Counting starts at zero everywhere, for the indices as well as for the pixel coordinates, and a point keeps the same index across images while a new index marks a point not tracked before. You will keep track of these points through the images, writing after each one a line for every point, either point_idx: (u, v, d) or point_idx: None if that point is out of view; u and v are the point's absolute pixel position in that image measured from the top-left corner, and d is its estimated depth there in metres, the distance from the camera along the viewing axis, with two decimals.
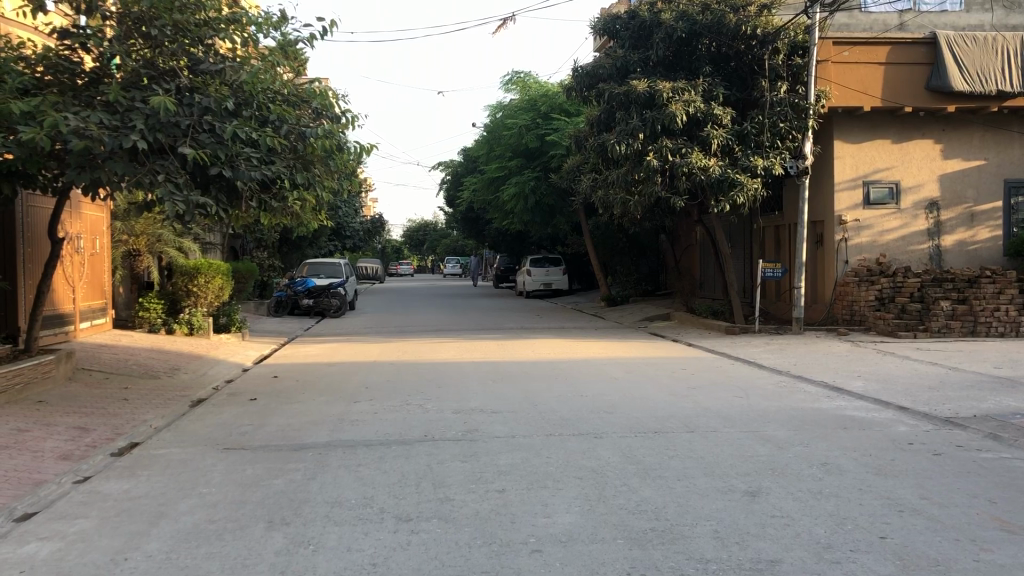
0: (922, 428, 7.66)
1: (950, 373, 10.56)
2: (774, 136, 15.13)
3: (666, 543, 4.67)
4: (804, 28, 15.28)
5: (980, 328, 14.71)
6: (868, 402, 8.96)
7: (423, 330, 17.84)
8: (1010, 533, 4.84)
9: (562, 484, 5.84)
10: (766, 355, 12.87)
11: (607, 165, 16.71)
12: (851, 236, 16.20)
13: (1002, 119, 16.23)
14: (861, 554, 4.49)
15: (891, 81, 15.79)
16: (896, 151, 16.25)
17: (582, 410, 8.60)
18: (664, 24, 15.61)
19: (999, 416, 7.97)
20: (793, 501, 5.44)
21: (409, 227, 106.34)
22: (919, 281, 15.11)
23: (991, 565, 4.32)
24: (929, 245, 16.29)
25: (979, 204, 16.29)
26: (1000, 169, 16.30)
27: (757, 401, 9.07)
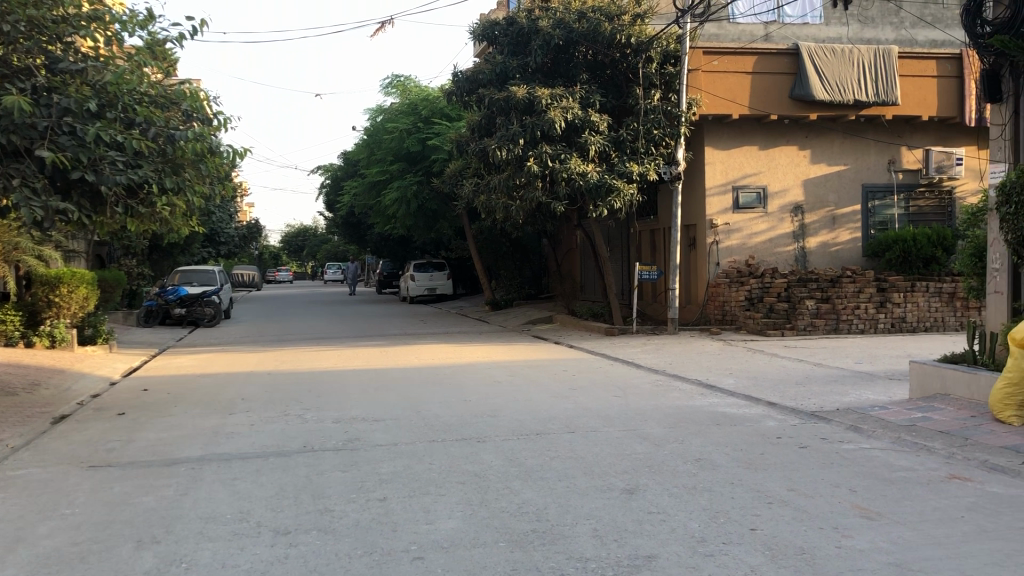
0: (789, 422, 8.01)
1: (815, 369, 11.08)
2: (649, 143, 15.54)
3: (547, 544, 4.72)
4: (675, 37, 15.75)
5: (842, 325, 15.54)
6: (739, 398, 9.31)
7: (303, 338, 17.47)
8: (869, 519, 5.12)
9: (444, 490, 5.83)
10: (645, 355, 13.21)
11: (488, 170, 16.77)
12: (721, 239, 16.77)
13: (859, 127, 17.18)
14: (733, 546, 4.65)
15: (756, 90, 16.44)
16: (763, 157, 16.94)
17: (466, 414, 8.61)
18: (541, 31, 15.80)
19: (859, 408, 8.42)
20: (669, 497, 5.59)
21: (288, 233, 104.04)
22: (785, 282, 15.89)
23: (852, 550, 4.56)
24: (795, 246, 17.10)
25: (839, 207, 17.24)
26: (858, 175, 17.26)
27: (635, 401, 9.28)
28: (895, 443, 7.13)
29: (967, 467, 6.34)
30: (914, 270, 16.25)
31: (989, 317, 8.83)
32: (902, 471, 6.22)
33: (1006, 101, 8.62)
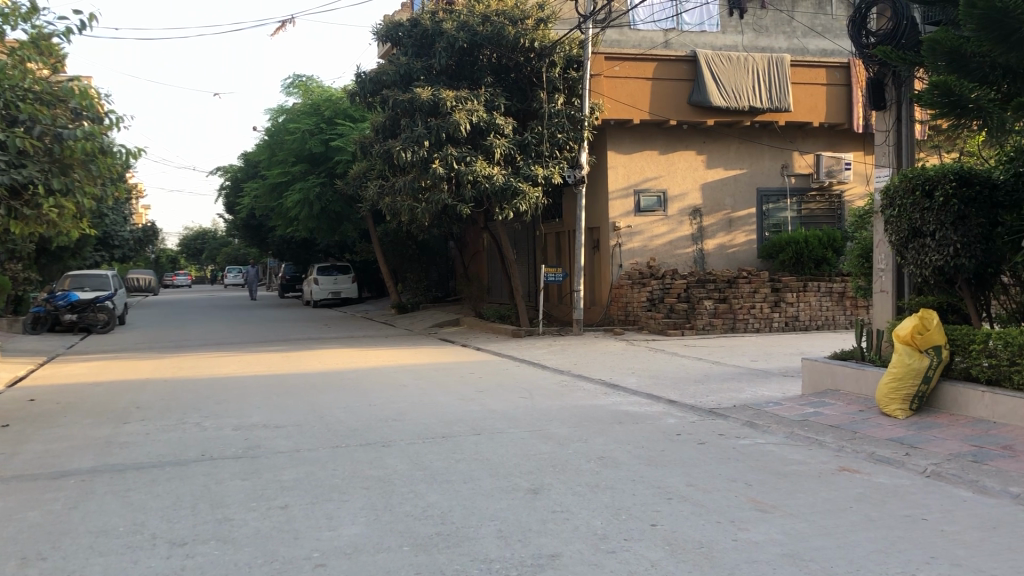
0: (688, 419, 8.22)
1: (713, 367, 11.39)
2: (553, 146, 15.71)
3: (451, 546, 4.71)
4: (578, 42, 15.99)
5: (738, 324, 16.05)
6: (641, 397, 9.49)
7: (203, 344, 17.00)
8: (764, 511, 5.29)
9: (348, 496, 5.75)
10: (549, 356, 13.33)
11: (393, 171, 16.63)
12: (623, 241, 17.05)
13: (754, 132, 17.75)
14: (635, 542, 4.74)
15: (657, 96, 16.77)
16: (663, 162, 17.31)
17: (370, 419, 8.52)
18: (445, 33, 15.76)
19: (755, 404, 8.70)
20: (572, 495, 5.66)
21: (186, 236, 100.99)
22: (684, 283, 16.28)
23: (748, 543, 4.71)
24: (694, 249, 17.53)
25: (735, 210, 17.77)
26: (753, 179, 17.84)
27: (540, 401, 9.36)
28: (789, 438, 7.39)
29: (855, 459, 6.62)
30: (806, 271, 16.87)
31: (875, 314, 9.24)
32: (794, 465, 6.44)
33: (889, 109, 9.03)
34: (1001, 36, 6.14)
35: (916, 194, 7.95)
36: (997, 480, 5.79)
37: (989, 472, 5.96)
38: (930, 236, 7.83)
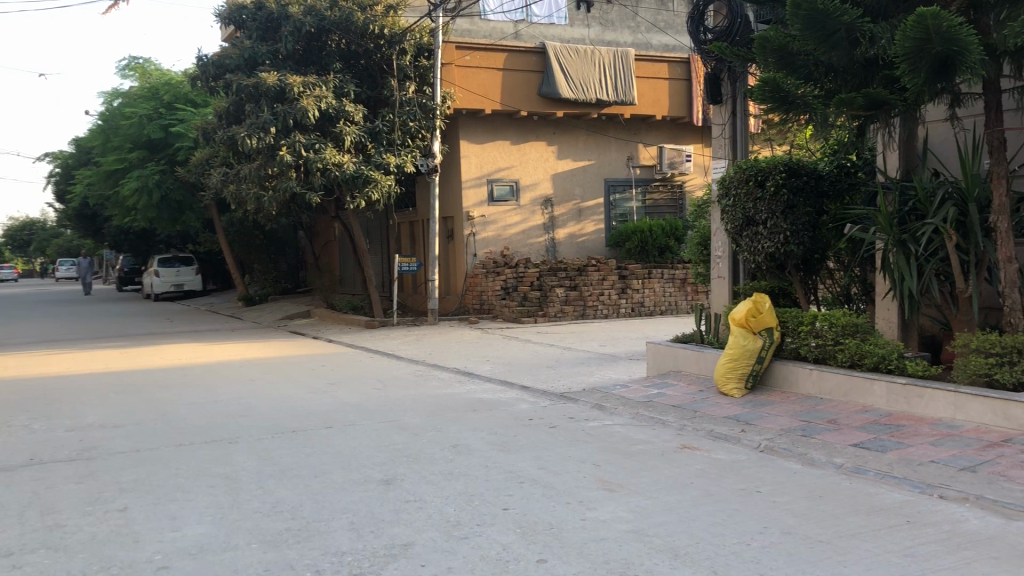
0: (540, 404, 8.38)
1: (564, 353, 11.66)
2: (404, 134, 15.62)
3: (302, 541, 4.62)
4: (428, 31, 15.98)
5: (588, 310, 16.55)
6: (494, 384, 9.60)
7: (31, 342, 15.91)
8: (611, 491, 5.47)
9: (192, 495, 5.54)
10: (403, 346, 13.27)
11: (238, 159, 16.04)
12: (477, 231, 17.12)
13: (601, 124, 18.22)
14: (486, 527, 4.79)
15: (507, 86, 16.89)
16: (514, 151, 17.48)
17: (215, 415, 8.23)
18: (291, 17, 15.29)
19: (603, 388, 8.97)
20: (425, 484, 5.67)
21: (11, 227, 94.22)
22: (537, 271, 16.53)
23: (595, 522, 4.85)
24: (545, 238, 17.84)
25: (585, 200, 18.21)
26: (601, 170, 18.32)
27: (394, 391, 9.32)
28: (635, 418, 7.66)
29: (695, 437, 6.94)
30: (651, 258, 17.45)
31: (713, 298, 9.69)
32: (640, 444, 6.68)
33: (725, 103, 9.45)
34: (823, 36, 6.55)
35: (749, 184, 8.37)
36: (823, 452, 6.20)
37: (816, 444, 6.38)
38: (762, 224, 8.26)
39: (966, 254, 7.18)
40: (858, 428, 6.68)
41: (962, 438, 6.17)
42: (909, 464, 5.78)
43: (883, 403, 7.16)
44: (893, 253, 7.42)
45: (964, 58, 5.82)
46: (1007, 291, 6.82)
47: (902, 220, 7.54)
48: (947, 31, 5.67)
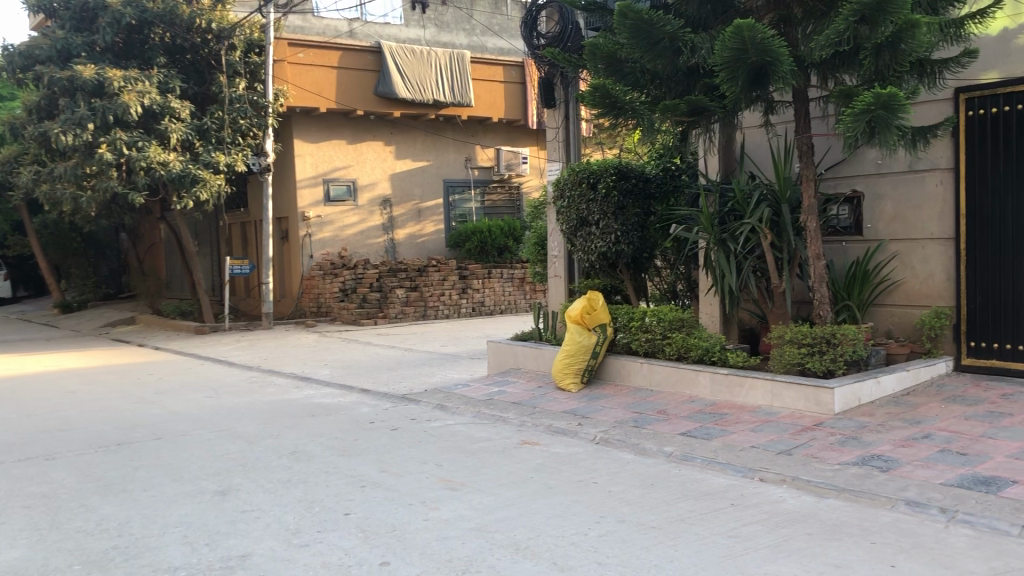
0: (381, 407, 8.32)
1: (404, 354, 11.62)
2: (235, 133, 15.11)
3: (130, 559, 4.39)
4: (259, 27, 15.56)
5: (429, 311, 16.53)
6: (333, 388, 9.44)
7: None
8: (453, 489, 5.50)
9: (5, 518, 5.15)
10: (237, 352, 12.81)
11: (50, 156, 14.99)
12: (313, 231, 16.78)
13: (438, 125, 18.28)
14: (328, 533, 4.72)
15: (342, 85, 16.63)
16: (350, 151, 17.25)
17: (29, 431, 7.66)
18: (109, 7, 14.43)
19: (445, 387, 9.00)
20: (262, 493, 5.51)
21: None
22: (376, 273, 16.38)
23: (438, 521, 4.88)
24: (384, 238, 17.69)
25: (423, 200, 18.22)
26: (439, 170, 18.39)
27: (228, 399, 9.00)
28: (476, 417, 7.75)
29: (534, 432, 7.09)
30: (490, 258, 17.72)
31: (550, 297, 9.91)
32: (480, 442, 6.76)
33: (559, 107, 9.70)
34: (648, 45, 6.85)
35: (582, 187, 8.63)
36: (655, 441, 6.48)
37: (647, 434, 6.66)
38: (595, 224, 8.54)
39: (780, 252, 7.72)
40: (686, 417, 7.03)
41: (779, 424, 6.61)
42: (732, 449, 6.14)
43: (708, 393, 7.57)
44: (715, 251, 7.86)
45: (776, 68, 6.24)
46: (816, 285, 7.37)
47: (723, 220, 8.00)
48: (761, 43, 6.06)
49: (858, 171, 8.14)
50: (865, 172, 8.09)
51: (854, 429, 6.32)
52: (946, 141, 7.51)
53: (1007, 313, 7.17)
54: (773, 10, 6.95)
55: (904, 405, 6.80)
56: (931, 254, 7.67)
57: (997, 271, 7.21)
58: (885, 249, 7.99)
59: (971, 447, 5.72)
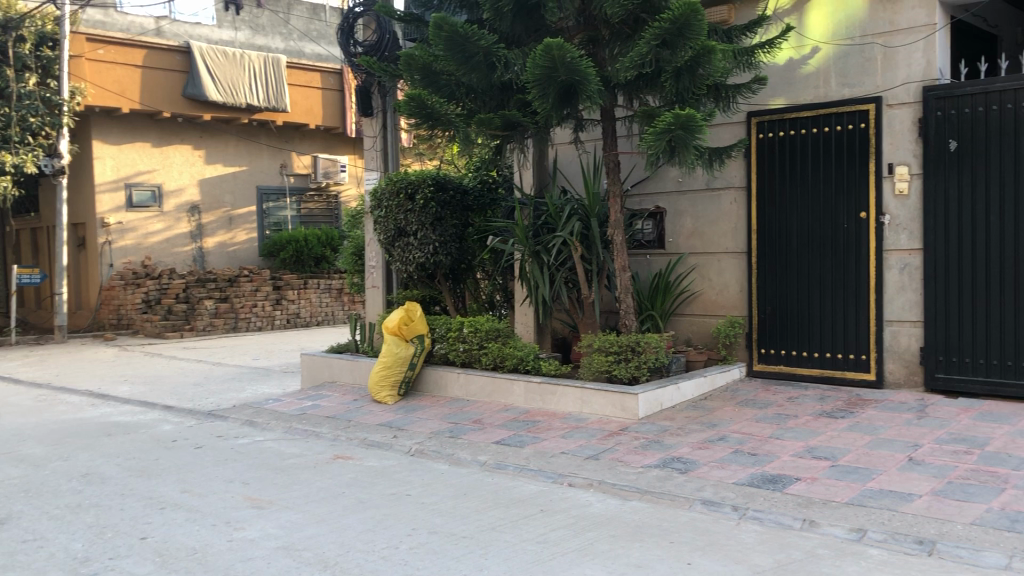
0: (185, 424, 7.92)
1: (213, 368, 11.13)
2: (23, 131, 14.00)
3: None
4: (52, 19, 14.49)
5: (240, 323, 15.88)
6: (133, 405, 8.90)
7: None
8: (260, 508, 5.31)
9: None
10: (24, 368, 11.80)
11: None
12: (113, 239, 15.81)
13: (252, 130, 17.72)
14: (121, 560, 4.43)
15: (147, 85, 15.77)
16: (156, 154, 16.37)
17: None
18: None
19: (255, 402, 8.69)
20: (47, 520, 5.10)
21: None
22: (183, 283, 15.56)
23: (243, 541, 4.69)
24: (192, 247, 16.91)
25: (235, 208, 17.57)
26: (253, 177, 17.81)
27: (12, 420, 8.28)
28: (288, 433, 7.52)
29: (348, 446, 6.98)
30: (306, 268, 17.25)
31: (368, 309, 9.78)
32: (291, 458, 6.57)
33: (376, 116, 9.61)
34: (463, 58, 6.93)
35: (400, 197, 8.58)
36: (469, 451, 6.53)
37: (462, 444, 6.70)
38: (412, 235, 8.49)
39: (589, 264, 7.99)
40: (500, 426, 7.13)
41: (588, 430, 6.82)
42: (544, 456, 6.28)
43: (522, 401, 7.71)
44: (530, 263, 8.03)
45: (585, 87, 6.48)
46: (622, 296, 7.68)
47: (536, 233, 8.18)
48: (571, 62, 6.27)
49: (660, 188, 8.59)
50: (668, 190, 8.54)
51: (657, 433, 6.62)
52: (739, 162, 8.04)
53: (793, 321, 7.74)
54: (582, 31, 7.22)
55: (702, 409, 7.20)
56: (726, 267, 8.18)
57: (783, 283, 7.77)
58: (685, 262, 8.45)
59: (761, 447, 6.12)
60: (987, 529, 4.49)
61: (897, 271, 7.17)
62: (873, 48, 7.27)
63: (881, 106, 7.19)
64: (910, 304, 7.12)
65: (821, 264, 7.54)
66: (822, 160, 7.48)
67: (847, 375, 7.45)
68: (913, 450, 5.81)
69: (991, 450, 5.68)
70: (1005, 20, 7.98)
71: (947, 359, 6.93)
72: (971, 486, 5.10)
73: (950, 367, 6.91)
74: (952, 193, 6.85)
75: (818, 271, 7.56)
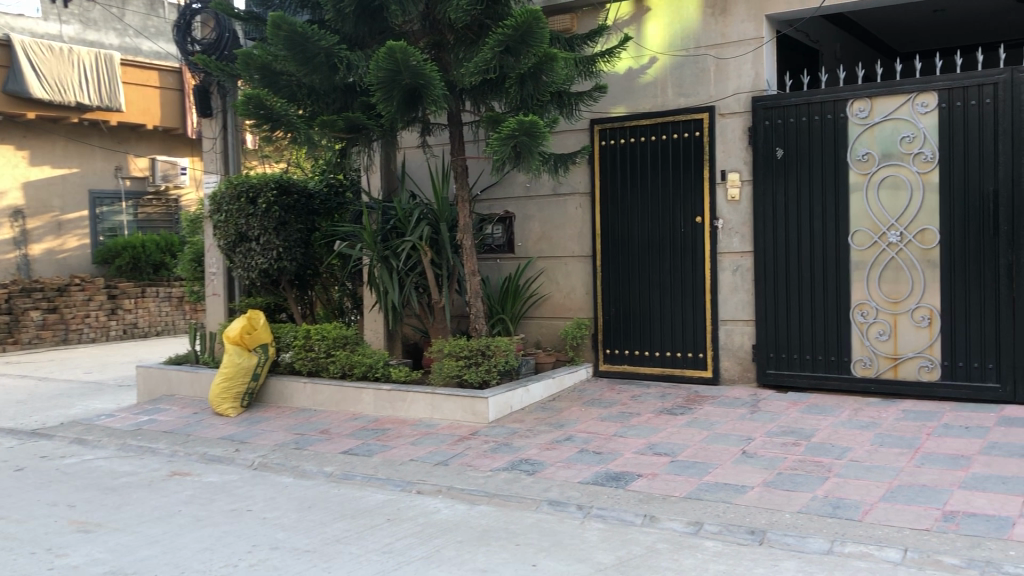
0: (5, 445, 7.36)
1: (38, 384, 10.41)
2: None
3: None
4: None
5: (70, 335, 15.01)
6: None
7: None
8: (86, 532, 4.98)
9: None
10: None
11: None
12: None
13: (82, 130, 16.76)
14: None
15: None
16: None
17: None
18: None
19: (85, 419, 8.17)
20: None
21: None
22: (5, 293, 14.32)
23: (66, 569, 4.38)
24: (16, 254, 15.75)
25: (65, 213, 16.49)
26: (84, 180, 16.82)
27: None
28: (121, 450, 7.11)
29: (187, 462, 6.67)
30: (144, 276, 16.41)
31: (208, 317, 9.40)
32: (123, 478, 6.21)
33: (215, 117, 9.27)
34: (304, 58, 6.78)
35: (241, 201, 8.23)
36: (315, 462, 6.36)
37: (307, 455, 6.52)
38: (254, 240, 8.20)
39: (439, 268, 7.96)
40: (348, 435, 6.99)
41: (437, 436, 6.79)
42: (392, 465, 6.19)
43: (371, 409, 7.60)
44: (378, 268, 7.91)
45: (429, 92, 6.45)
46: (472, 300, 7.70)
47: (385, 237, 8.09)
48: (415, 66, 6.24)
49: (508, 194, 8.67)
50: (516, 195, 8.63)
51: (506, 435, 6.66)
52: (582, 167, 8.21)
53: (635, 323, 7.97)
54: (427, 35, 7.17)
55: (550, 410, 7.30)
56: (573, 270, 8.34)
57: (626, 285, 7.99)
58: (533, 266, 8.56)
59: (605, 446, 6.26)
60: (812, 516, 4.74)
61: (730, 272, 7.50)
62: (706, 60, 7.57)
63: (714, 115, 7.51)
64: (742, 304, 7.47)
65: (661, 267, 7.79)
66: (662, 166, 7.74)
67: (686, 373, 7.73)
68: (747, 443, 6.08)
69: (817, 441, 6.02)
70: (825, 36, 8.50)
71: (777, 355, 7.31)
72: (798, 476, 5.38)
73: (780, 363, 7.29)
74: (779, 199, 7.23)
75: (658, 273, 7.82)
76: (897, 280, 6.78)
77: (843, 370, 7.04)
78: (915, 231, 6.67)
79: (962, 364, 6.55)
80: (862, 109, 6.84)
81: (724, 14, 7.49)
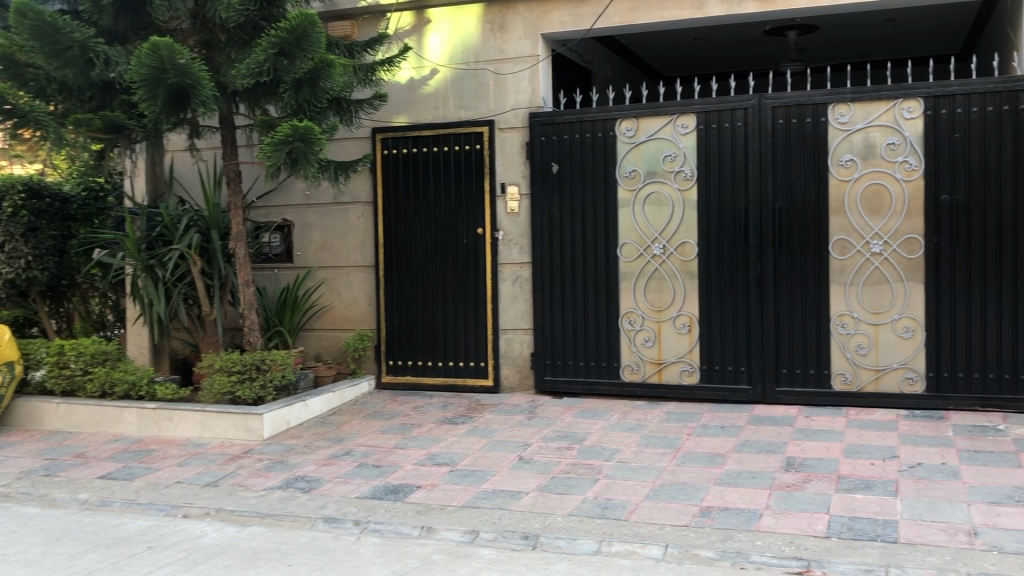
0: None
1: None
2: None
3: None
4: None
5: None
6: None
7: None
8: None
9: None
10: None
11: None
12: None
13: None
14: None
15: None
16: None
17: None
18: None
19: None
20: None
21: None
22: None
23: None
24: None
25: None
26: None
27: None
28: None
29: None
30: None
31: None
32: None
33: None
34: (54, 50, 6.26)
35: None
36: (67, 489, 5.84)
37: (58, 482, 5.98)
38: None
39: (211, 279, 7.58)
40: (106, 459, 6.48)
41: (207, 455, 6.44)
42: (156, 488, 5.80)
43: (134, 430, 7.10)
44: (142, 277, 7.43)
45: (197, 92, 6.13)
46: (245, 312, 7.37)
47: (150, 245, 7.59)
48: (181, 64, 5.92)
49: (286, 201, 8.40)
50: (294, 203, 8.37)
51: (281, 452, 6.42)
52: (364, 176, 8.10)
53: (417, 333, 7.96)
54: (196, 33, 6.82)
55: (329, 424, 7.12)
56: (355, 281, 8.20)
57: (408, 295, 7.96)
58: (313, 276, 8.34)
59: (384, 459, 6.18)
60: (582, 518, 4.90)
61: (510, 282, 7.66)
62: (485, 74, 7.71)
63: (493, 129, 7.65)
64: (521, 313, 7.64)
65: (443, 278, 7.83)
66: (443, 176, 7.78)
67: (468, 381, 7.82)
68: (523, 449, 6.20)
69: (588, 445, 6.25)
70: (597, 57, 8.91)
71: (553, 362, 7.56)
72: (571, 480, 5.55)
73: (556, 370, 7.54)
74: (554, 212, 7.48)
75: (440, 283, 7.85)
76: (661, 289, 7.17)
77: (614, 375, 7.37)
78: (677, 244, 7.10)
79: (719, 368, 7.05)
80: (630, 128, 7.19)
81: (503, 31, 7.65)
